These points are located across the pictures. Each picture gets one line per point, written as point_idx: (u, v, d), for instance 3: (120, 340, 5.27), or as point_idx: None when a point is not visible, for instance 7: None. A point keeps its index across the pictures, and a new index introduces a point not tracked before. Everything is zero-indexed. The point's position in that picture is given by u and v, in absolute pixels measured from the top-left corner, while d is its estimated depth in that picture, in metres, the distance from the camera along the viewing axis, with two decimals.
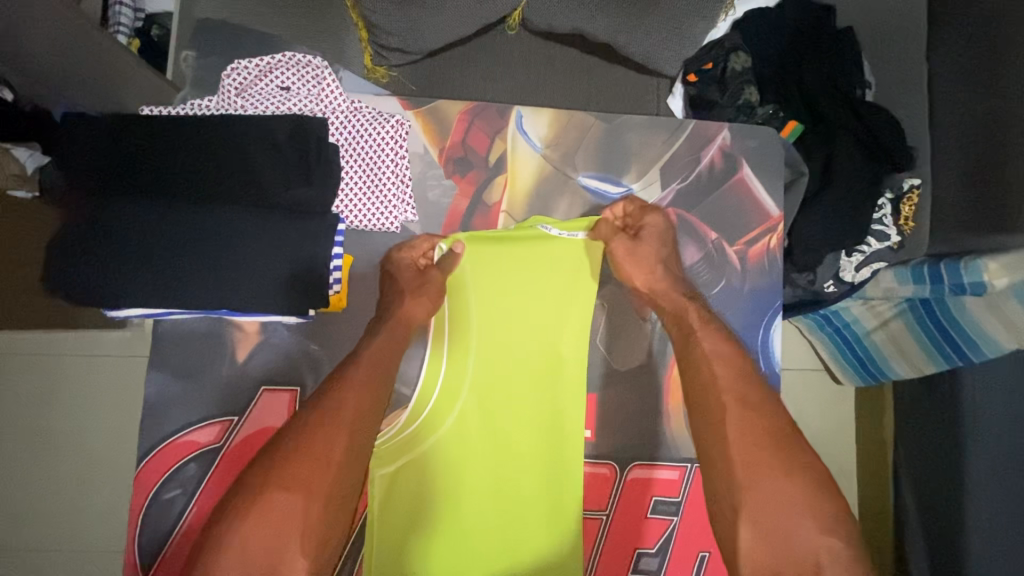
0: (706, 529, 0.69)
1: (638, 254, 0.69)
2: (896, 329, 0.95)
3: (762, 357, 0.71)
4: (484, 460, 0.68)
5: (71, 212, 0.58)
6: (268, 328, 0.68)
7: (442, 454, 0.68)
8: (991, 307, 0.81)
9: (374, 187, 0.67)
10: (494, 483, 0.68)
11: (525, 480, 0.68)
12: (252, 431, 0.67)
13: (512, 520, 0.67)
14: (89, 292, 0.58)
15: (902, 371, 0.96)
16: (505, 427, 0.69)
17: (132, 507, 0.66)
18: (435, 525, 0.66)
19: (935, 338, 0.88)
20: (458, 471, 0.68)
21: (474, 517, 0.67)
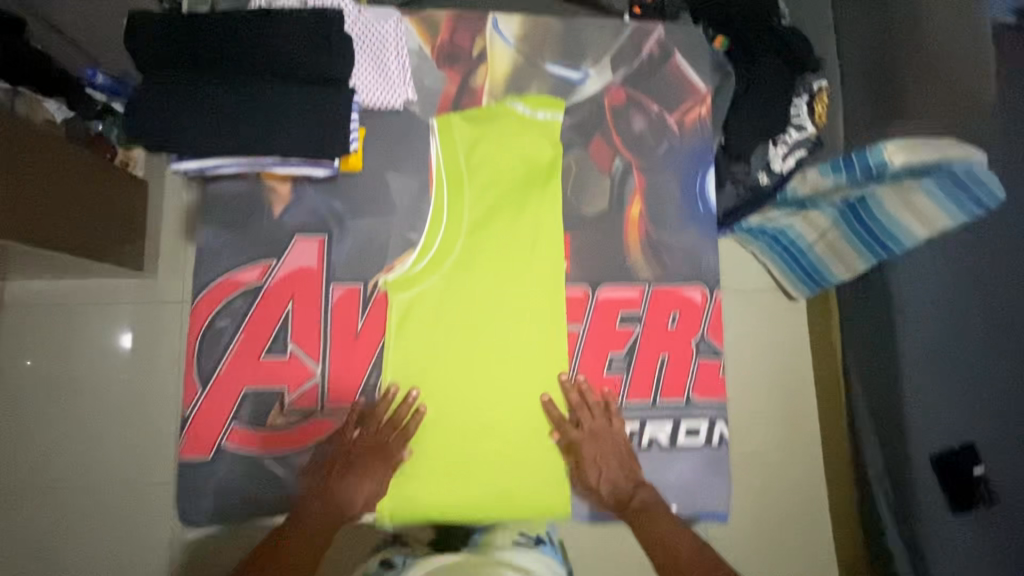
0: (664, 336, 0.85)
1: (602, 456, 0.81)
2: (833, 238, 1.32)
3: (699, 200, 0.88)
4: (486, 297, 0.83)
5: (152, 80, 0.75)
6: (299, 188, 0.83)
7: (439, 297, 0.83)
8: (906, 203, 1.14)
9: (381, 71, 0.83)
10: (495, 317, 0.83)
11: (516, 314, 0.83)
12: (289, 271, 0.81)
13: (512, 342, 0.83)
14: (164, 143, 0.75)
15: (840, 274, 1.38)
16: (490, 280, 0.84)
17: (191, 335, 0.79)
18: (452, 345, 0.82)
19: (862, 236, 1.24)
20: (460, 307, 0.83)
21: (482, 339, 0.83)
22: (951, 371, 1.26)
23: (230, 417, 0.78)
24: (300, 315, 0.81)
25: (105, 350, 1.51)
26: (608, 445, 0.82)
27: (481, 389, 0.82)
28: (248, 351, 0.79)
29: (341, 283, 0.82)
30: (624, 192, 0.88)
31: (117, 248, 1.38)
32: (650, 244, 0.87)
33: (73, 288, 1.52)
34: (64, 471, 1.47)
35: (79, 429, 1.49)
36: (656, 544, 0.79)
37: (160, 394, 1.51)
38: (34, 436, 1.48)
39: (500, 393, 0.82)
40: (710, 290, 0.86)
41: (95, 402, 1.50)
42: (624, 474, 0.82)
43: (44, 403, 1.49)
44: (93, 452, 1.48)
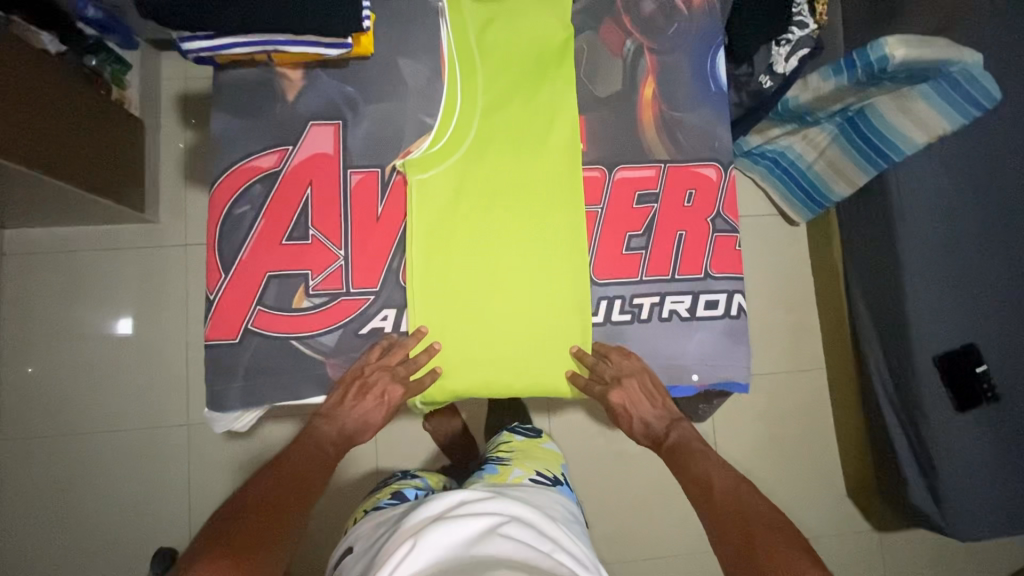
0: (681, 213, 0.86)
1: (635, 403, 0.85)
2: (832, 153, 1.38)
3: (710, 80, 0.89)
4: (502, 179, 0.83)
5: None
6: (312, 74, 0.82)
7: (454, 179, 0.82)
8: (906, 109, 1.19)
9: None
10: (512, 204, 0.83)
11: (534, 198, 0.84)
12: (306, 156, 0.81)
13: (531, 225, 0.83)
14: (169, 16, 0.72)
15: (841, 192, 1.43)
16: (507, 163, 0.84)
17: (210, 223, 0.79)
18: (472, 229, 0.82)
19: (860, 147, 1.30)
20: (477, 188, 0.83)
21: (500, 222, 0.83)
22: (951, 269, 1.29)
23: (255, 302, 0.78)
24: (319, 200, 0.80)
25: (111, 294, 1.49)
26: (637, 394, 0.83)
27: (503, 270, 0.82)
28: (269, 236, 0.79)
29: (358, 169, 0.82)
30: (636, 73, 0.88)
31: (118, 186, 1.36)
32: (663, 124, 0.87)
33: (73, 235, 1.49)
34: (74, 417, 1.46)
35: (88, 374, 1.47)
36: (682, 464, 0.85)
37: (168, 337, 1.50)
38: (41, 383, 1.46)
39: (521, 275, 0.82)
40: (723, 168, 0.87)
41: (103, 346, 1.48)
42: (658, 413, 0.87)
43: (49, 350, 1.47)
44: (104, 397, 1.47)
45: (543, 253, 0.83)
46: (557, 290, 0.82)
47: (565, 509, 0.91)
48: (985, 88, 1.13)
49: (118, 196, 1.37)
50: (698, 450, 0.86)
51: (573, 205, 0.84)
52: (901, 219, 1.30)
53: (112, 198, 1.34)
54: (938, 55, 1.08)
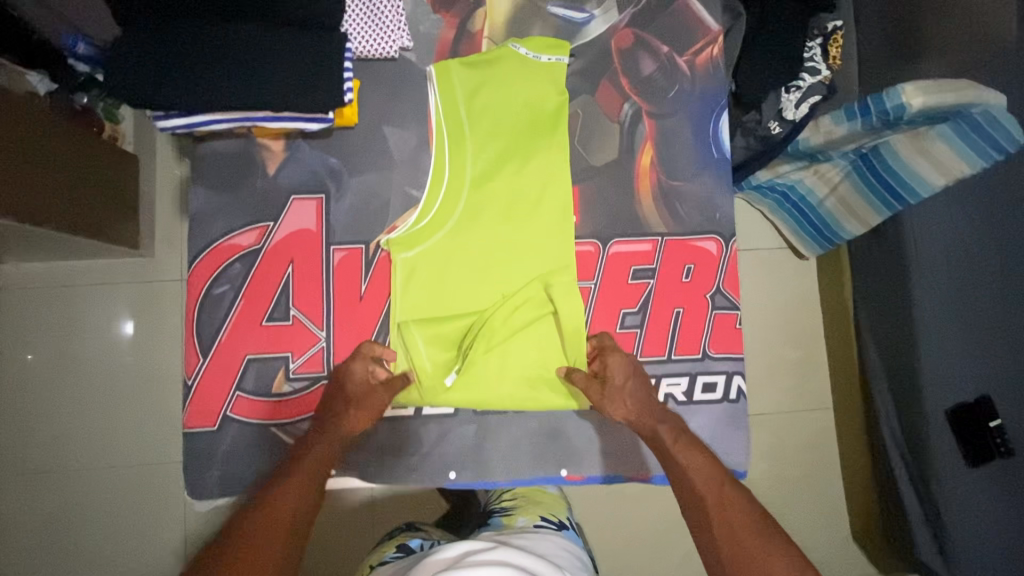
0: (679, 289, 0.82)
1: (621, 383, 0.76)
2: (844, 191, 1.25)
3: (713, 145, 0.84)
4: (490, 256, 0.79)
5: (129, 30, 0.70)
6: (294, 145, 0.79)
7: (442, 256, 0.79)
8: (923, 151, 1.07)
9: (374, 16, 0.78)
10: (502, 279, 0.79)
11: (526, 270, 0.79)
12: (287, 232, 0.78)
13: (522, 301, 0.78)
14: (141, 97, 0.70)
15: (853, 231, 1.29)
16: (496, 239, 0.80)
17: (187, 305, 0.76)
18: (455, 312, 0.78)
19: (874, 187, 1.17)
20: (465, 266, 0.79)
21: (490, 296, 0.79)
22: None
23: (234, 387, 0.76)
24: (300, 279, 0.77)
25: (108, 330, 1.46)
26: (621, 388, 0.75)
27: (488, 353, 0.77)
28: (247, 317, 0.76)
29: (341, 245, 0.79)
30: (634, 139, 0.84)
31: (105, 223, 1.31)
32: (662, 194, 0.83)
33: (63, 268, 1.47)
34: (70, 454, 1.44)
35: (84, 411, 1.45)
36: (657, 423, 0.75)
37: (164, 374, 1.48)
38: (38, 420, 1.44)
39: (505, 358, 0.78)
40: (725, 241, 0.83)
41: (99, 383, 1.46)
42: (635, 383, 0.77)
43: (46, 386, 1.45)
44: (99, 434, 1.44)
45: (535, 331, 0.79)
46: (549, 370, 0.79)
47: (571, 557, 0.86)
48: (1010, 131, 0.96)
49: (104, 232, 1.31)
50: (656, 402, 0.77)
51: (568, 279, 0.79)
52: (919, 276, 1.14)
53: (96, 236, 1.28)
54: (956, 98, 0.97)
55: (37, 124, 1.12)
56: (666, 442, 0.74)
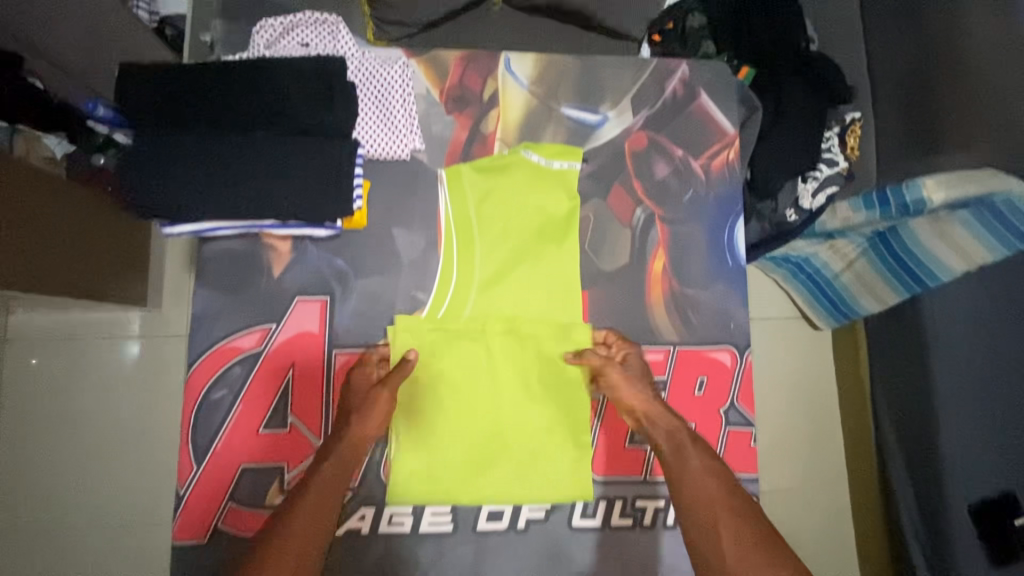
0: (692, 403, 0.79)
1: (633, 388, 0.74)
2: (861, 267, 1.16)
3: (727, 253, 0.83)
4: (495, 367, 0.77)
5: (138, 136, 0.70)
6: (300, 246, 0.78)
7: (441, 366, 0.76)
8: (942, 236, 1.01)
9: (387, 120, 0.78)
10: (500, 383, 0.77)
11: (524, 371, 0.77)
12: (290, 335, 0.76)
13: (518, 399, 0.77)
14: (146, 205, 0.69)
15: (869, 306, 1.17)
16: (502, 348, 0.77)
17: (185, 408, 0.74)
18: (456, 423, 0.76)
19: (892, 269, 1.09)
20: (468, 377, 0.77)
21: (488, 401, 0.76)
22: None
23: (227, 497, 0.73)
24: (301, 384, 0.76)
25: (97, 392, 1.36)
26: (637, 379, 0.74)
27: (490, 465, 0.76)
28: (244, 424, 0.74)
29: (344, 349, 0.77)
30: (646, 245, 0.82)
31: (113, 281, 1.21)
32: (674, 302, 0.81)
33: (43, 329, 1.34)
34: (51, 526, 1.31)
35: (67, 479, 1.32)
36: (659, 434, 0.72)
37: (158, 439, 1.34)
38: (14, 487, 1.30)
39: (503, 460, 0.76)
40: (740, 352, 0.80)
41: (87, 447, 1.33)
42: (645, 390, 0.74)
43: (26, 450, 1.31)
44: (83, 505, 1.31)
45: (535, 426, 0.77)
46: (547, 462, 0.76)
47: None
48: None
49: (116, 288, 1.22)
50: (655, 412, 0.73)
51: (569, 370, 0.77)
52: (944, 375, 1.02)
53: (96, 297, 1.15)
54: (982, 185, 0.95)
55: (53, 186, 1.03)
56: (682, 442, 0.70)
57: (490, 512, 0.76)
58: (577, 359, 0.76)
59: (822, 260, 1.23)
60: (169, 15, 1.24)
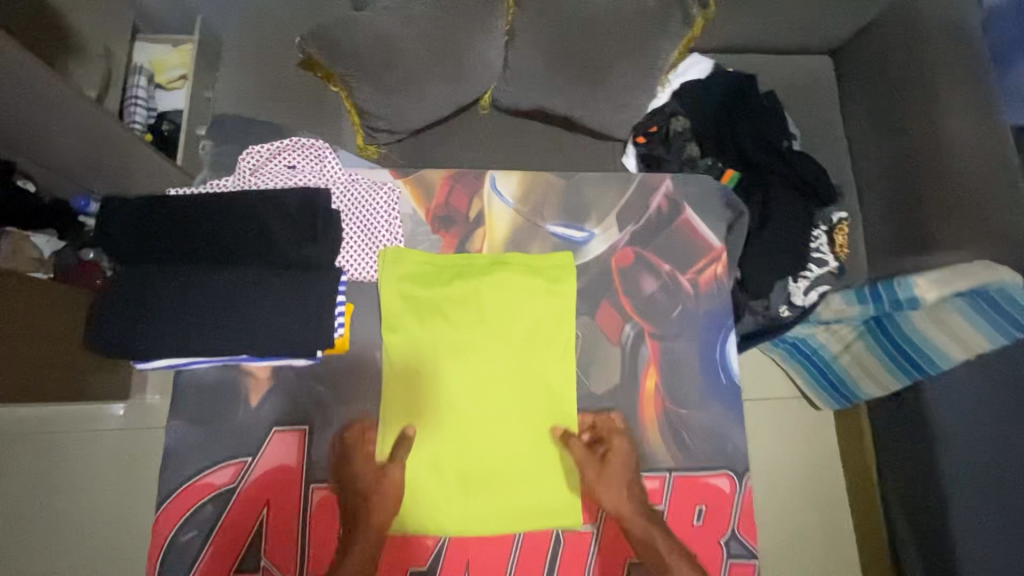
0: (689, 534, 0.75)
1: (614, 482, 0.74)
2: (859, 350, 1.14)
3: (721, 369, 0.80)
4: (490, 461, 0.75)
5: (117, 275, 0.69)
6: (279, 373, 0.75)
7: (436, 452, 0.74)
8: (939, 324, 1.01)
9: (371, 244, 0.79)
10: (493, 454, 0.75)
11: (509, 445, 0.75)
12: (265, 470, 0.73)
13: (514, 465, 0.75)
14: (120, 347, 0.67)
15: (870, 390, 1.16)
16: (496, 439, 0.75)
17: (151, 551, 0.70)
18: (450, 506, 0.73)
19: (892, 354, 1.08)
20: (459, 474, 0.74)
21: (476, 475, 0.74)
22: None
23: None
24: (275, 524, 0.72)
25: None
26: (617, 483, 0.74)
27: (488, 526, 0.73)
28: (214, 570, 0.70)
29: (322, 483, 0.73)
30: (636, 363, 0.80)
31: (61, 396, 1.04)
32: (668, 423, 0.78)
33: None
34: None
35: None
36: (640, 538, 0.73)
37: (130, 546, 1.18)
38: None
39: (502, 516, 0.74)
40: (739, 477, 0.76)
41: None
42: (630, 485, 0.74)
43: None
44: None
45: (519, 475, 0.75)
46: (544, 513, 0.74)
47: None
48: None
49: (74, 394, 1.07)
50: (631, 516, 0.73)
51: (565, 419, 0.77)
52: (951, 458, 1.04)
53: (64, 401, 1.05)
54: (977, 279, 0.95)
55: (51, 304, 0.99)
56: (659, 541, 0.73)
57: None
58: (565, 438, 0.75)
59: (819, 341, 1.20)
60: (167, 111, 1.15)
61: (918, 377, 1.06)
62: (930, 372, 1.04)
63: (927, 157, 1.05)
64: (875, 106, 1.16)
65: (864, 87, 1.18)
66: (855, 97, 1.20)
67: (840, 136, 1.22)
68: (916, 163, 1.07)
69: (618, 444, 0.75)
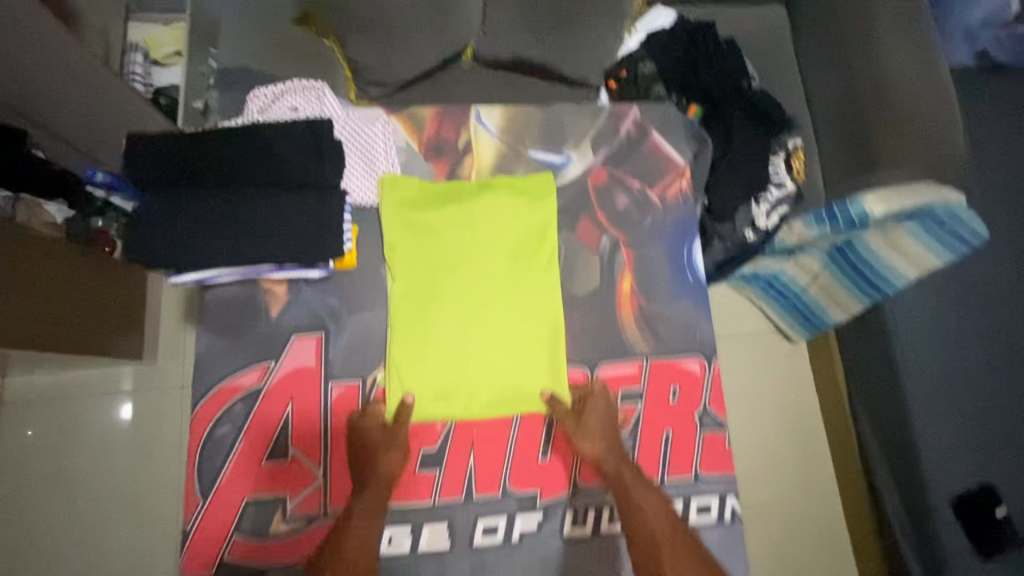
0: (667, 411, 0.85)
1: (592, 432, 0.81)
2: (825, 280, 1.24)
3: (688, 270, 0.91)
4: (486, 351, 0.84)
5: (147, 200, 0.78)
6: (295, 288, 0.84)
7: (438, 351, 0.83)
8: (892, 245, 1.12)
9: (371, 171, 0.88)
10: (487, 348, 0.84)
11: (500, 339, 0.84)
12: (288, 371, 0.82)
13: (507, 359, 0.84)
14: (155, 261, 0.76)
15: (837, 316, 1.28)
16: (489, 335, 0.84)
17: (191, 444, 0.79)
18: (452, 393, 0.82)
19: (853, 279, 1.18)
20: (460, 367, 0.83)
21: (475, 364, 0.83)
22: (983, 410, 1.17)
23: (232, 529, 0.77)
24: (300, 418, 0.81)
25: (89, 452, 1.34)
26: (593, 431, 0.81)
27: (487, 409, 0.83)
28: (247, 458, 0.79)
29: (340, 381, 0.82)
30: (614, 268, 0.90)
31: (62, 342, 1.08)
32: (643, 318, 0.88)
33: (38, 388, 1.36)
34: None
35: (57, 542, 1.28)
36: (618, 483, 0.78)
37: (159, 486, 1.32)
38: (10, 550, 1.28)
39: (499, 401, 0.83)
40: (708, 360, 0.87)
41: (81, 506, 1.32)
42: (607, 435, 0.81)
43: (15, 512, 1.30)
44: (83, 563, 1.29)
45: (511, 366, 0.84)
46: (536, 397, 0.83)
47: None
48: (973, 226, 1.07)
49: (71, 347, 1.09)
50: (609, 462, 0.79)
51: (549, 318, 0.86)
52: (905, 358, 1.20)
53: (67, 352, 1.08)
54: (923, 196, 1.07)
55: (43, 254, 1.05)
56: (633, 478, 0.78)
57: (486, 525, 0.80)
58: (551, 399, 0.83)
59: (790, 276, 1.30)
60: (163, 86, 1.28)
61: (877, 297, 1.18)
62: (886, 290, 1.16)
63: (873, 86, 1.15)
64: (826, 45, 1.25)
65: (816, 28, 1.28)
66: (809, 38, 1.30)
67: (796, 76, 1.32)
68: (863, 93, 1.18)
69: (595, 398, 0.83)
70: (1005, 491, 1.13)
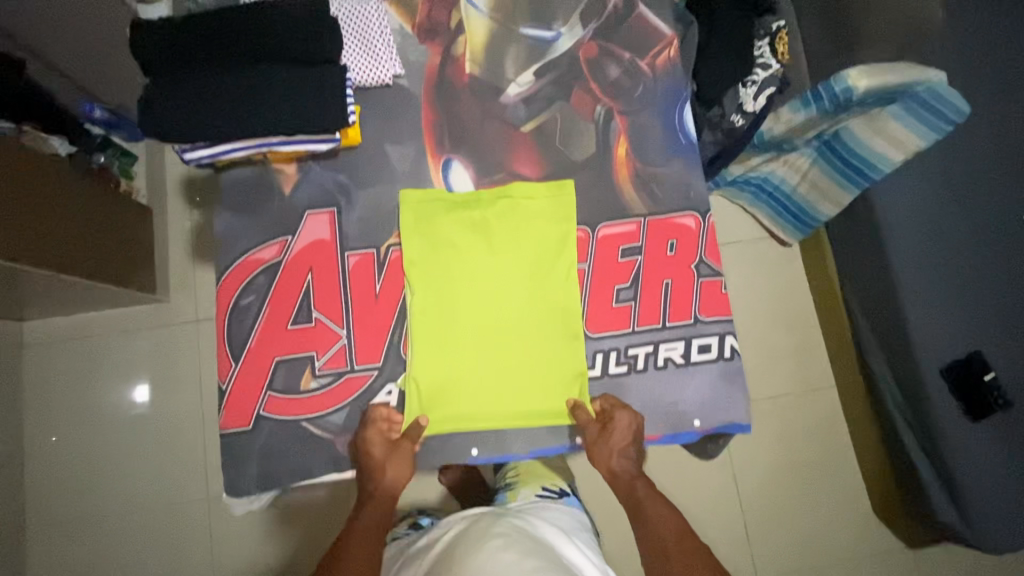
0: (665, 263, 0.90)
1: (614, 442, 0.84)
2: (813, 175, 1.30)
3: (680, 133, 0.94)
4: (496, 252, 0.88)
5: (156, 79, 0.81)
6: (305, 166, 0.88)
7: (446, 231, 0.87)
8: (876, 130, 1.15)
9: (368, 48, 0.89)
10: (499, 293, 0.86)
11: (513, 291, 0.86)
12: (305, 244, 0.86)
13: (525, 322, 0.86)
14: (169, 135, 0.80)
15: (826, 211, 1.33)
16: (501, 256, 0.87)
17: (220, 312, 0.84)
18: (462, 281, 0.86)
19: (839, 169, 1.23)
20: (471, 245, 0.87)
21: (483, 252, 0.87)
22: (966, 277, 1.22)
23: (265, 388, 0.83)
24: (319, 286, 0.85)
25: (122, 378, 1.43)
26: (615, 444, 0.83)
27: (495, 306, 0.86)
28: (274, 324, 0.84)
29: (355, 251, 0.87)
30: (608, 135, 0.93)
31: (65, 256, 1.14)
32: (639, 179, 0.92)
33: (70, 322, 1.44)
34: (91, 506, 1.38)
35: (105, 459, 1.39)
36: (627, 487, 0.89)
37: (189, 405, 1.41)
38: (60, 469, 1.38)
39: (508, 319, 0.86)
40: (702, 215, 0.91)
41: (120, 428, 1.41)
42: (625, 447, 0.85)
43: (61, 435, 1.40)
44: (123, 485, 1.39)
45: (529, 333, 0.86)
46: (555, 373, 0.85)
47: (573, 518, 0.98)
48: (954, 103, 1.08)
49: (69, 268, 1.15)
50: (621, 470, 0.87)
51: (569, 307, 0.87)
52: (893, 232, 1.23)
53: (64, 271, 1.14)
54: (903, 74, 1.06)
55: (41, 175, 1.11)
56: (641, 492, 0.90)
57: None
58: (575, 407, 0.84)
59: (780, 177, 1.37)
60: None
61: (863, 185, 1.22)
62: (872, 177, 1.20)
63: None
64: None
65: None
66: None
67: None
68: None
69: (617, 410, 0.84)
70: (985, 349, 1.19)
